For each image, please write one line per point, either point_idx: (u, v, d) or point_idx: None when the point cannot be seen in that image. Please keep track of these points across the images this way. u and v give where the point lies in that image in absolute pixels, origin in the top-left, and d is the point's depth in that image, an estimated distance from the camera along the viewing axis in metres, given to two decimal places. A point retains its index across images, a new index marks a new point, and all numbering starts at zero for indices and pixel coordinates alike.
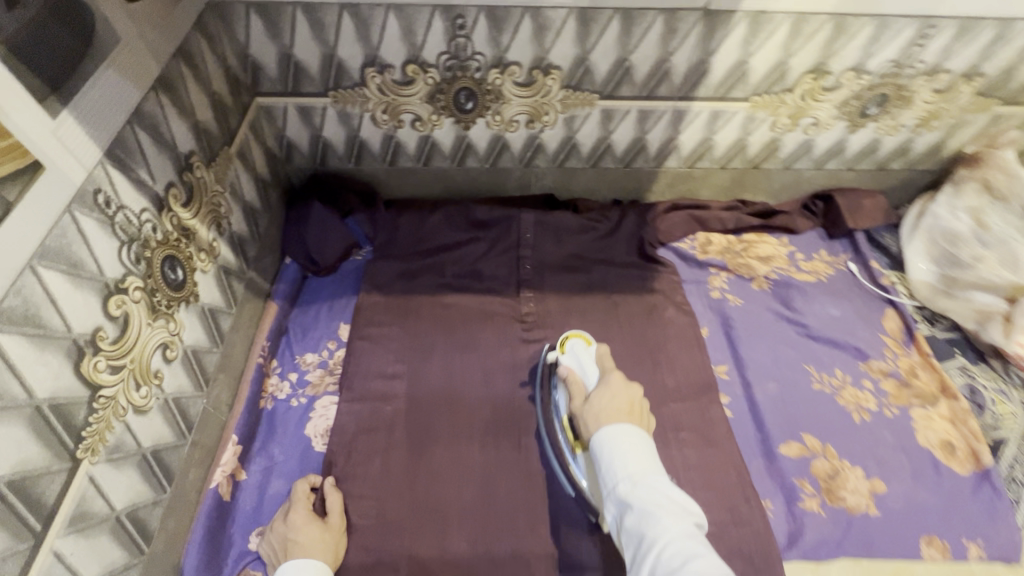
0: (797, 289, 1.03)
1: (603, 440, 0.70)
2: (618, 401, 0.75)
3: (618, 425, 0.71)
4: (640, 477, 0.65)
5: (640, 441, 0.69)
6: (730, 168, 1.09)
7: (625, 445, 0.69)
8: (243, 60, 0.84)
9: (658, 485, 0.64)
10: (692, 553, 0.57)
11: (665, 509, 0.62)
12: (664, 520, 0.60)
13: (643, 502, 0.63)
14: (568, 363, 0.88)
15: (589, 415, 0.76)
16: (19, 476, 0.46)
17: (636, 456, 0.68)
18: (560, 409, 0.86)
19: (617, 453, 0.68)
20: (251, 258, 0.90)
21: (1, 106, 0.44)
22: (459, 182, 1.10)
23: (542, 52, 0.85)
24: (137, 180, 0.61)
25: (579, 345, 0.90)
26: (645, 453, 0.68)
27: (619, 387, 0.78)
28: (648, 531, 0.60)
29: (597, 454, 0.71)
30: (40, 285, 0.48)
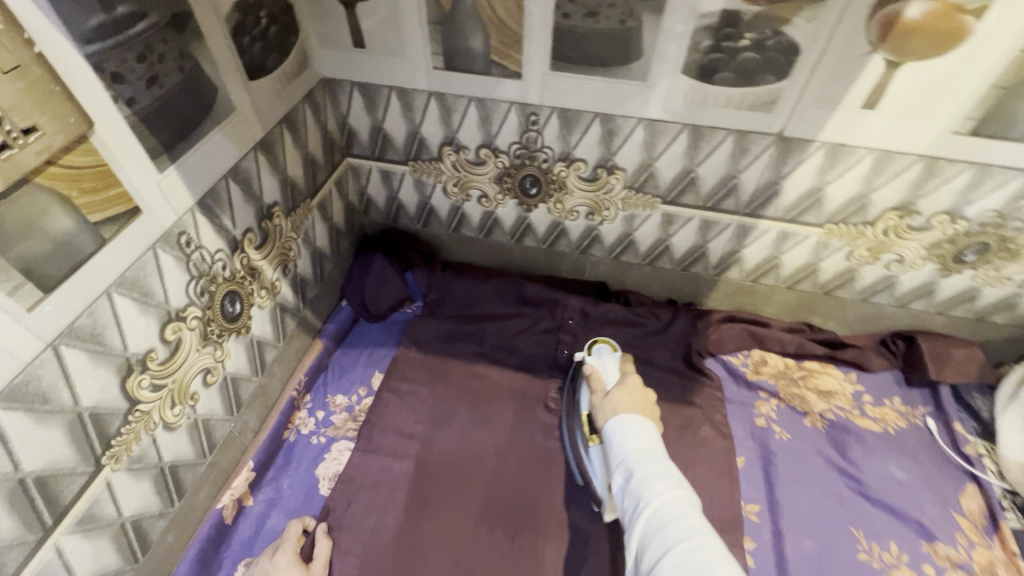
0: (857, 437, 0.92)
1: (616, 422, 0.76)
2: (634, 398, 0.80)
3: (629, 414, 0.76)
4: (646, 451, 0.70)
5: (650, 426, 0.75)
6: (798, 289, 1.02)
7: (636, 426, 0.74)
8: (341, 126, 0.95)
9: (660, 459, 0.69)
10: (683, 515, 0.61)
11: (664, 477, 0.66)
12: (661, 485, 0.65)
13: (645, 467, 0.68)
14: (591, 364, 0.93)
15: (607, 406, 0.81)
16: (47, 472, 0.52)
17: (645, 436, 0.73)
18: (583, 404, 0.90)
19: (627, 431, 0.74)
20: (310, 297, 0.98)
21: (119, 163, 0.53)
22: (515, 256, 1.13)
23: (609, 153, 0.88)
24: (219, 225, 0.70)
25: (607, 349, 0.94)
26: (653, 436, 0.73)
27: (636, 386, 0.83)
28: (645, 494, 0.65)
29: (609, 432, 0.76)
30: (112, 308, 0.56)
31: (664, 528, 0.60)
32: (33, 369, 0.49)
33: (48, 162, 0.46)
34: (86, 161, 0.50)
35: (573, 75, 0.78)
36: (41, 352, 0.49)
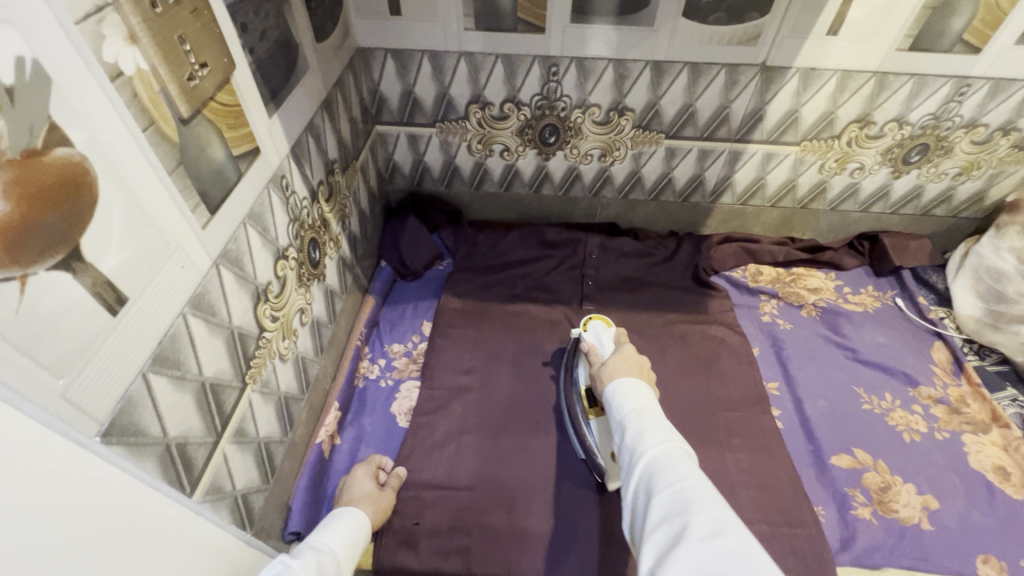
0: (846, 317, 1.10)
1: (615, 389, 0.73)
2: (629, 362, 0.79)
3: (626, 378, 0.75)
4: (643, 411, 0.68)
5: (647, 389, 0.72)
6: (781, 206, 1.19)
7: (633, 388, 0.72)
8: (373, 94, 1.03)
9: (658, 416, 0.66)
10: (678, 461, 0.57)
11: (660, 430, 0.63)
12: (656, 436, 0.62)
13: (641, 424, 0.65)
14: (588, 339, 0.95)
15: (603, 374, 0.81)
16: (216, 380, 0.59)
17: (644, 397, 0.70)
18: (579, 382, 0.93)
19: (626, 394, 0.71)
20: (359, 256, 1.06)
21: (249, 105, 0.61)
22: (533, 207, 1.24)
23: (620, 96, 1.01)
24: (304, 175, 0.77)
25: (601, 324, 0.97)
26: (652, 397, 0.71)
27: (629, 354, 0.83)
28: (640, 445, 0.62)
29: (609, 397, 0.74)
30: (247, 238, 0.63)
31: (657, 476, 0.56)
32: (206, 282, 0.55)
33: (212, 98, 0.53)
34: (231, 101, 0.57)
35: (590, 26, 0.91)
36: (209, 269, 0.56)
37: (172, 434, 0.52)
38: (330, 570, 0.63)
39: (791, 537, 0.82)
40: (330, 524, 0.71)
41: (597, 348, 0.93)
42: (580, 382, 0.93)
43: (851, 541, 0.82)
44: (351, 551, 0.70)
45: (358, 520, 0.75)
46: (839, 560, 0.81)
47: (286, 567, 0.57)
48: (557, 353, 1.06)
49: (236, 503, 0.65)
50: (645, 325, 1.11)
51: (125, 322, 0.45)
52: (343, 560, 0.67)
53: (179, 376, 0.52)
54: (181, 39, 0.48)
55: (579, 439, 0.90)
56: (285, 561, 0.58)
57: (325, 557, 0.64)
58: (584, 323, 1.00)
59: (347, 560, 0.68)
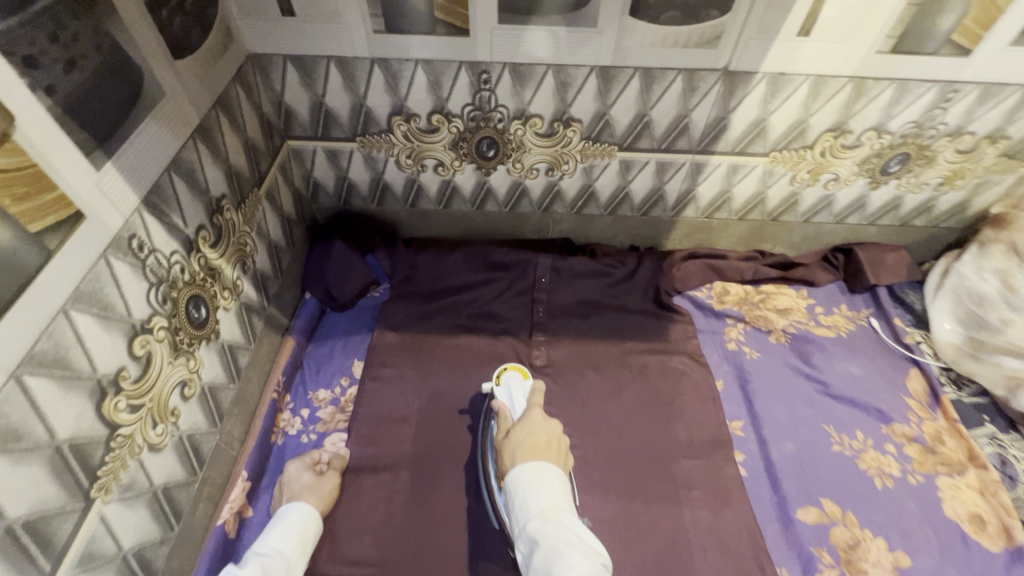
0: (817, 344, 1.01)
1: (518, 478, 0.72)
2: (535, 437, 0.77)
3: (536, 464, 0.73)
4: (551, 515, 0.68)
5: (554, 478, 0.72)
6: (749, 219, 1.09)
7: (540, 485, 0.71)
8: (277, 107, 0.89)
9: (567, 524, 0.67)
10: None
11: (573, 547, 0.64)
12: (569, 558, 0.63)
13: (551, 539, 0.66)
14: (500, 397, 0.89)
15: (508, 448, 0.77)
16: (36, 515, 0.47)
17: (550, 495, 0.70)
18: (492, 442, 0.84)
19: (530, 492, 0.70)
20: (273, 294, 0.93)
21: (51, 161, 0.47)
22: (478, 224, 1.12)
23: (564, 106, 0.88)
24: (171, 225, 0.64)
25: (515, 379, 0.91)
26: (557, 491, 0.71)
27: (539, 422, 0.80)
28: (553, 569, 0.63)
29: (512, 489, 0.72)
30: (70, 327, 0.50)
31: None
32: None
33: None
34: (15, 163, 0.43)
35: (522, 27, 0.77)
36: (4, 385, 0.43)
37: None
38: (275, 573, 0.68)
39: None
40: (278, 524, 0.73)
41: (509, 408, 0.87)
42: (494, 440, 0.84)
43: None
44: (302, 548, 0.72)
45: (308, 510, 0.76)
46: None
47: None
48: (476, 400, 0.95)
49: None
50: (601, 357, 1.01)
51: None
52: (294, 556, 0.71)
53: None
54: None
55: (494, 508, 0.79)
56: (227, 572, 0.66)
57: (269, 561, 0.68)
58: (498, 375, 0.93)
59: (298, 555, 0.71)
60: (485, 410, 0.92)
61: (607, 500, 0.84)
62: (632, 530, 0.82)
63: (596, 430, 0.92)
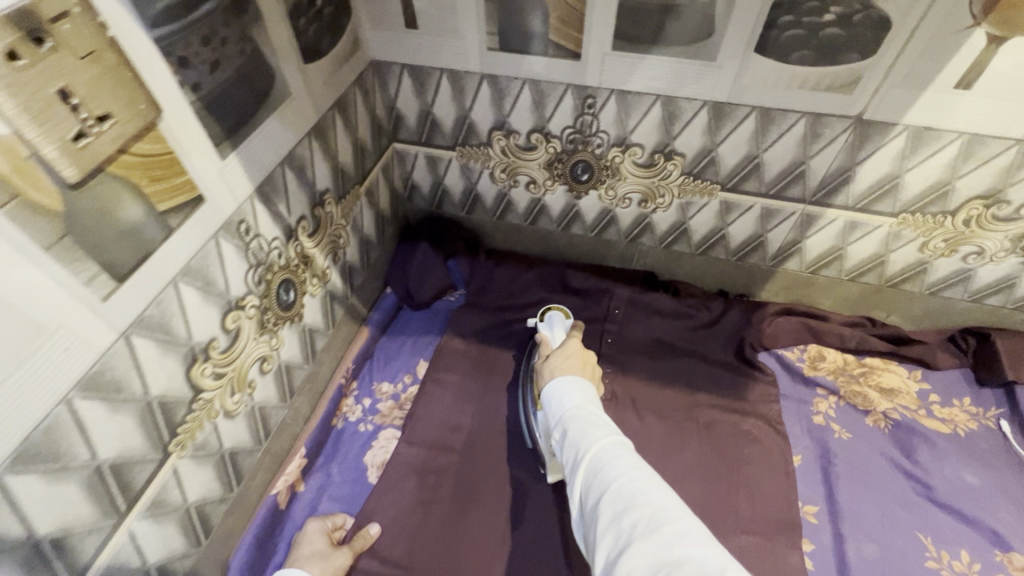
0: (925, 437, 0.88)
1: (555, 384, 0.75)
2: (573, 358, 0.81)
3: (570, 376, 0.76)
4: (584, 407, 0.70)
5: (589, 388, 0.74)
6: (862, 282, 0.97)
7: (576, 388, 0.74)
8: (389, 111, 0.93)
9: (598, 414, 0.68)
10: (620, 455, 0.60)
11: (601, 426, 0.65)
12: (598, 433, 0.64)
13: (582, 421, 0.67)
14: (542, 329, 0.95)
15: (546, 369, 0.81)
16: (121, 460, 0.52)
17: (584, 395, 0.72)
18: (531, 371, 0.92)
19: (565, 392, 0.73)
20: (357, 285, 0.98)
21: (186, 152, 0.52)
22: (561, 245, 1.10)
23: (667, 138, 0.84)
24: (276, 213, 0.69)
25: (558, 315, 0.97)
26: (592, 396, 0.73)
27: (574, 348, 0.83)
28: (583, 442, 0.63)
29: (550, 393, 0.75)
30: (177, 297, 0.55)
31: (602, 472, 0.58)
32: (106, 359, 0.48)
33: (121, 151, 0.45)
34: (157, 149, 0.49)
35: (635, 54, 0.75)
36: (113, 342, 0.49)
37: (43, 531, 0.46)
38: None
39: None
40: None
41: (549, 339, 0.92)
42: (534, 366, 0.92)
43: None
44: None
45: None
46: None
47: None
48: (522, 335, 1.03)
49: None
50: (666, 403, 0.95)
51: None
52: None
53: (58, 469, 0.46)
54: (63, 91, 0.40)
55: (529, 428, 0.88)
56: None
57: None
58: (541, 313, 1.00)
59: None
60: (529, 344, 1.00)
61: None
62: None
63: None
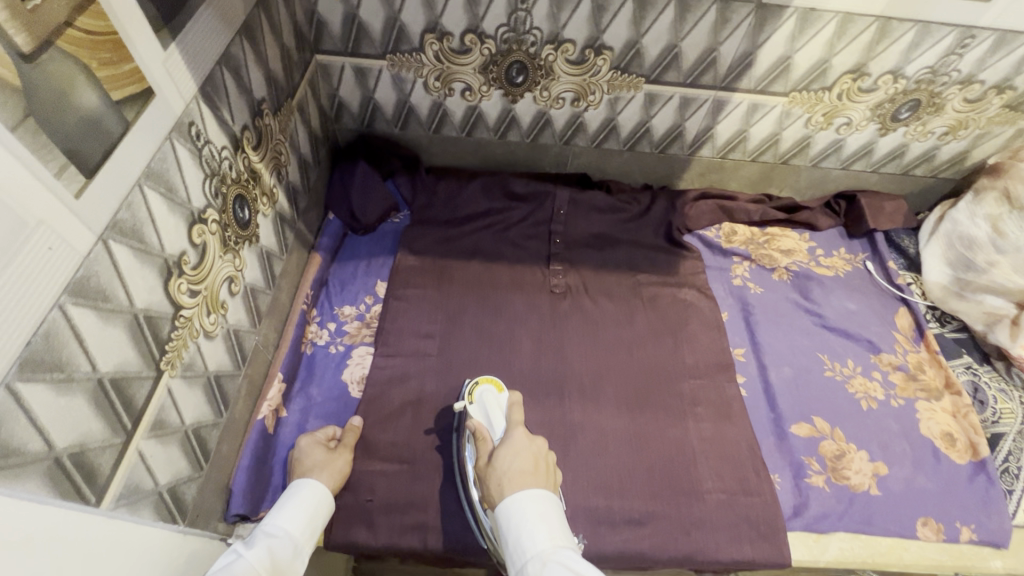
0: (817, 281, 1.08)
1: (508, 515, 0.64)
2: (523, 460, 0.69)
3: (525, 491, 0.65)
4: (550, 553, 0.60)
5: (550, 510, 0.64)
6: (761, 161, 1.12)
7: (537, 516, 0.63)
8: (309, 16, 0.88)
9: (567, 563, 0.58)
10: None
11: None
12: None
13: None
14: (475, 416, 0.80)
15: (494, 477, 0.69)
16: (120, 375, 0.50)
17: (545, 531, 0.62)
18: (471, 461, 0.78)
19: (524, 528, 0.62)
20: (301, 209, 0.94)
21: (128, 32, 0.47)
22: (498, 155, 1.13)
23: (598, 32, 0.88)
24: (221, 118, 0.64)
25: (489, 394, 0.82)
26: (556, 524, 0.63)
27: (523, 444, 0.72)
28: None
29: (504, 528, 0.64)
30: (145, 203, 0.51)
31: None
32: (90, 263, 0.45)
33: (69, 23, 0.41)
34: (102, 27, 0.44)
35: None
36: (94, 246, 0.46)
37: (62, 444, 0.44)
38: (284, 556, 0.62)
39: (746, 505, 0.83)
40: (287, 503, 0.69)
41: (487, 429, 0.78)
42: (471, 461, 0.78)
43: (803, 508, 0.84)
44: (312, 531, 0.68)
45: (318, 488, 0.73)
46: (790, 526, 0.83)
47: (234, 557, 0.57)
48: (444, 415, 0.87)
49: (161, 500, 0.58)
50: (615, 287, 1.05)
51: None
52: (303, 539, 0.66)
53: (64, 380, 0.43)
54: None
55: (481, 530, 0.75)
56: (235, 550, 0.59)
57: (279, 543, 0.63)
58: (469, 390, 0.85)
59: (307, 537, 0.66)
60: (457, 424, 0.84)
61: (617, 412, 0.91)
62: (639, 439, 0.88)
63: (609, 350, 0.98)
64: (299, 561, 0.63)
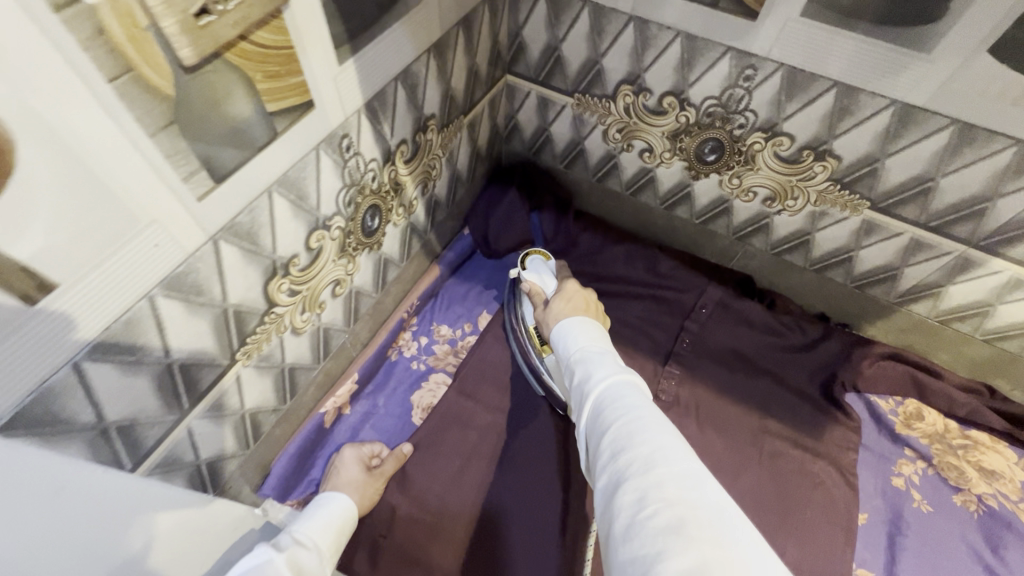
0: (1021, 536, 0.78)
1: (561, 329, 0.60)
2: (574, 299, 0.66)
3: (572, 318, 0.61)
4: (588, 348, 0.54)
5: (598, 328, 0.59)
6: (999, 348, 0.83)
7: (582, 330, 0.58)
8: (512, 38, 0.84)
9: (608, 353, 0.53)
10: (628, 395, 0.45)
11: (608, 364, 0.50)
12: (600, 373, 0.49)
13: (586, 360, 0.52)
14: (527, 276, 0.82)
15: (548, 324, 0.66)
16: (191, 360, 0.51)
17: (591, 337, 0.57)
18: (524, 318, 0.87)
19: (572, 334, 0.58)
20: (437, 220, 0.93)
21: (305, 48, 0.46)
22: (657, 224, 1.01)
23: (828, 135, 0.71)
24: (380, 133, 0.63)
25: (539, 260, 0.85)
26: (603, 336, 0.57)
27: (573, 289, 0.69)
28: (584, 382, 0.49)
29: (554, 341, 0.61)
30: (269, 208, 0.51)
31: (601, 413, 0.45)
32: (194, 261, 0.46)
33: (242, 38, 0.40)
34: (278, 42, 0.43)
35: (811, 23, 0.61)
36: (202, 245, 0.46)
37: (113, 417, 0.46)
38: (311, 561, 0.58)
39: None
40: (313, 516, 0.66)
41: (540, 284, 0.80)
42: (527, 321, 0.87)
43: None
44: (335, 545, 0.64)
45: (344, 503, 0.70)
46: None
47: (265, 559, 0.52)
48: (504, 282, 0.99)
49: (197, 470, 0.61)
50: (732, 422, 0.88)
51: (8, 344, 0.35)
52: (327, 551, 0.62)
53: (132, 362, 0.45)
54: None
55: (536, 375, 0.86)
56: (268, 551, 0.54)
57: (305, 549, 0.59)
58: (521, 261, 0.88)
59: (331, 550, 0.63)
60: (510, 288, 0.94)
61: None
62: None
63: None
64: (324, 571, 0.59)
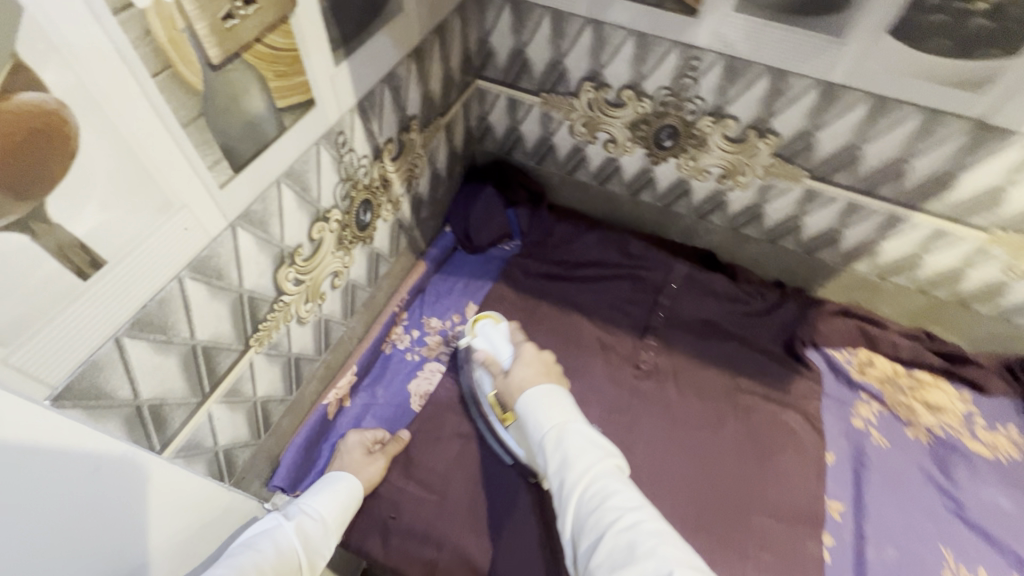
0: (964, 457, 0.88)
1: (524, 403, 0.66)
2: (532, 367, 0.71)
3: (536, 388, 0.66)
4: (563, 427, 0.61)
5: (563, 394, 0.66)
6: (932, 295, 0.94)
7: (550, 398, 0.64)
8: (480, 45, 0.91)
9: (583, 431, 0.61)
10: (618, 498, 0.55)
11: (585, 453, 0.59)
12: (584, 467, 0.57)
13: (565, 446, 0.59)
14: (479, 347, 0.83)
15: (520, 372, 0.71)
16: (212, 344, 0.55)
17: (554, 409, 0.63)
18: (483, 388, 0.85)
19: (540, 407, 0.64)
20: (421, 218, 0.98)
21: (308, 49, 0.52)
22: (625, 210, 1.09)
23: (766, 114, 0.80)
24: (370, 130, 0.69)
25: (489, 325, 0.86)
26: (568, 405, 0.65)
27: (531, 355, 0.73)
28: (568, 476, 0.57)
29: (519, 412, 0.66)
30: (279, 198, 0.56)
31: (596, 514, 0.54)
32: (215, 246, 0.50)
33: (258, 40, 0.45)
34: (286, 44, 0.49)
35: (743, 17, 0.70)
36: (223, 231, 0.50)
37: (146, 395, 0.49)
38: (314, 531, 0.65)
39: None
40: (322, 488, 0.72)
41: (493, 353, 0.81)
42: (487, 389, 0.85)
43: None
44: (342, 518, 0.70)
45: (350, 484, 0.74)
46: None
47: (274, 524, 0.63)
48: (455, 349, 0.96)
49: (215, 457, 0.64)
50: (707, 383, 0.95)
51: (64, 314, 0.39)
52: (333, 526, 0.68)
53: (163, 340, 0.48)
54: None
55: (501, 441, 0.84)
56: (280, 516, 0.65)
57: (311, 521, 0.66)
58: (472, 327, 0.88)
59: (338, 523, 0.69)
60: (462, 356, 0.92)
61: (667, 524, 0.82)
62: None
63: (679, 450, 0.89)
64: (330, 541, 0.66)
